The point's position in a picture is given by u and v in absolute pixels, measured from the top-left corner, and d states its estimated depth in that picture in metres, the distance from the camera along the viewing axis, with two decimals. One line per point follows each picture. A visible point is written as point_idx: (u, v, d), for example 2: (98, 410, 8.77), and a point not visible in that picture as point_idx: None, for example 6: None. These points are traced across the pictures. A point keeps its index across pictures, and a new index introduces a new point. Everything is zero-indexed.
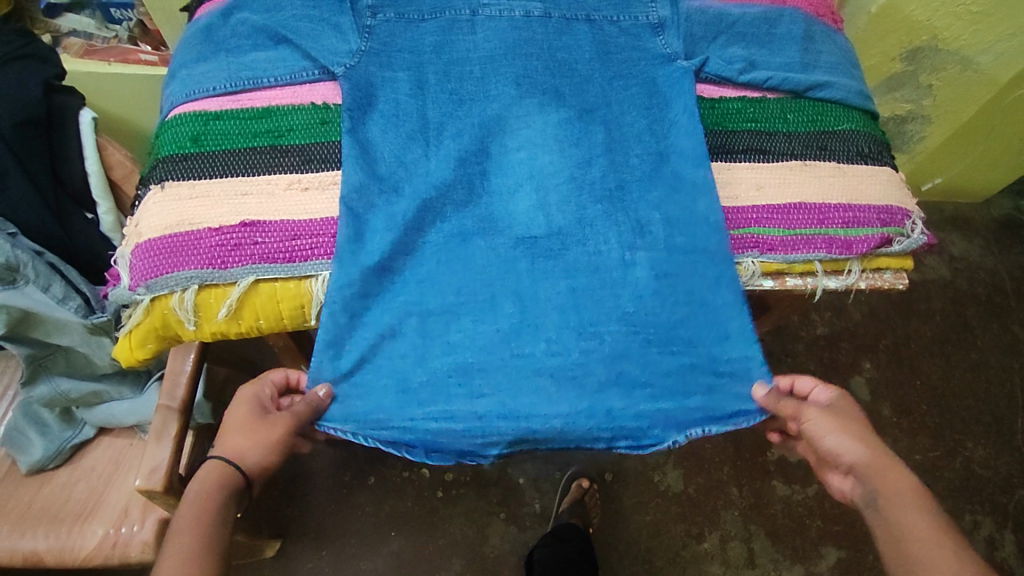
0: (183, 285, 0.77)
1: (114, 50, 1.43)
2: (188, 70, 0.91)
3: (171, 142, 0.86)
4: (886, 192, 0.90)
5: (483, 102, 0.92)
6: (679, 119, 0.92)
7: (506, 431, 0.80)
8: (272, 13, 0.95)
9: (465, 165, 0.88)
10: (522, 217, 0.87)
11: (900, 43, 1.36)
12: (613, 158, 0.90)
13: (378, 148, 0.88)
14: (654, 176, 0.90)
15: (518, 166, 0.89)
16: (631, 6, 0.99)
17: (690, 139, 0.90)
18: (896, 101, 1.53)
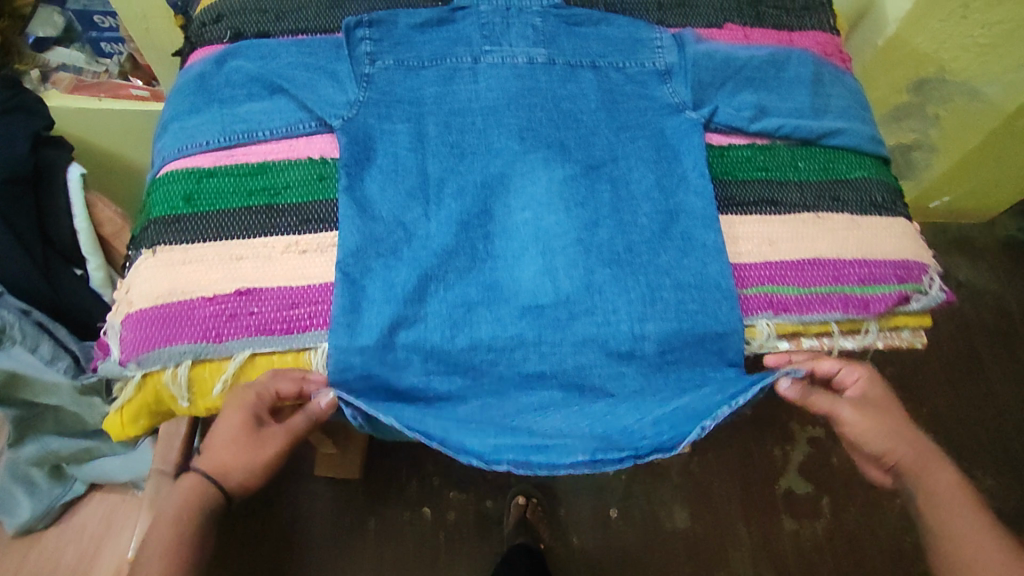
0: (177, 359, 0.74)
1: (105, 86, 1.39)
2: (180, 123, 0.88)
3: (163, 201, 0.83)
4: (902, 246, 0.87)
5: (485, 159, 0.89)
6: (690, 173, 0.90)
7: (530, 445, 0.75)
8: (268, 60, 0.92)
9: (467, 229, 0.85)
10: (527, 286, 0.82)
11: (907, 76, 1.35)
12: (621, 220, 0.86)
13: (376, 210, 0.84)
14: (663, 237, 0.86)
15: (521, 230, 0.86)
16: (637, 52, 0.99)
17: (700, 197, 0.88)
18: (902, 130, 1.52)
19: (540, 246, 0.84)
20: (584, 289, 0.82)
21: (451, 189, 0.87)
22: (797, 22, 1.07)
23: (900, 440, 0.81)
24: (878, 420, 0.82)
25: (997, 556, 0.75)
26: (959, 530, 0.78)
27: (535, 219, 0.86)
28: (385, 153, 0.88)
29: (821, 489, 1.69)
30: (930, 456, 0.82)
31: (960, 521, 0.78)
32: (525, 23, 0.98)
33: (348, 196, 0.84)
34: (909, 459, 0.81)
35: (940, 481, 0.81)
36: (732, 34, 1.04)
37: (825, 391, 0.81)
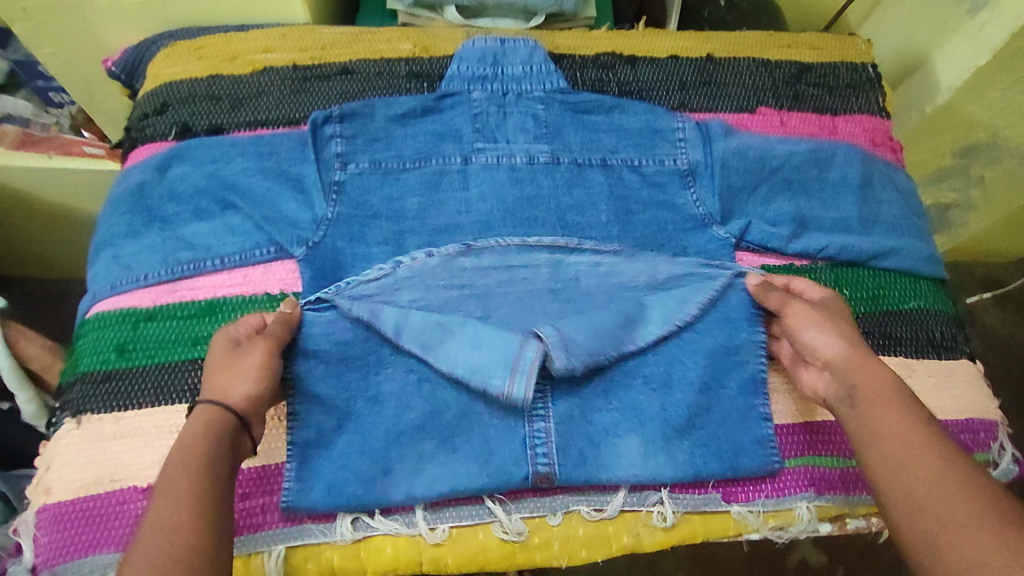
0: (101, 571, 0.62)
1: (54, 143, 1.13)
2: (114, 250, 0.74)
3: (92, 352, 0.70)
4: (965, 400, 0.76)
5: (466, 290, 0.74)
6: (722, 309, 0.75)
7: (483, 406, 0.70)
8: (218, 164, 0.77)
9: (446, 387, 0.70)
10: (516, 460, 0.68)
11: (953, 139, 1.16)
12: (628, 372, 0.72)
13: (341, 371, 0.69)
14: (718, 378, 0.73)
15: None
16: (655, 146, 0.84)
17: (722, 341, 0.74)
18: (940, 190, 1.31)
19: (535, 408, 0.70)
20: (588, 468, 0.69)
21: (422, 344, 0.69)
22: (841, 103, 0.93)
23: (875, 392, 0.62)
24: (863, 388, 0.63)
25: (994, 552, 0.50)
26: (924, 478, 0.56)
27: (532, 379, 0.71)
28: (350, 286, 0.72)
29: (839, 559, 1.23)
30: (898, 404, 0.61)
31: (919, 473, 0.57)
32: (525, 113, 0.83)
33: (294, 351, 0.69)
34: (872, 399, 0.62)
35: (894, 436, 0.59)
36: (767, 120, 0.90)
37: (798, 303, 0.70)
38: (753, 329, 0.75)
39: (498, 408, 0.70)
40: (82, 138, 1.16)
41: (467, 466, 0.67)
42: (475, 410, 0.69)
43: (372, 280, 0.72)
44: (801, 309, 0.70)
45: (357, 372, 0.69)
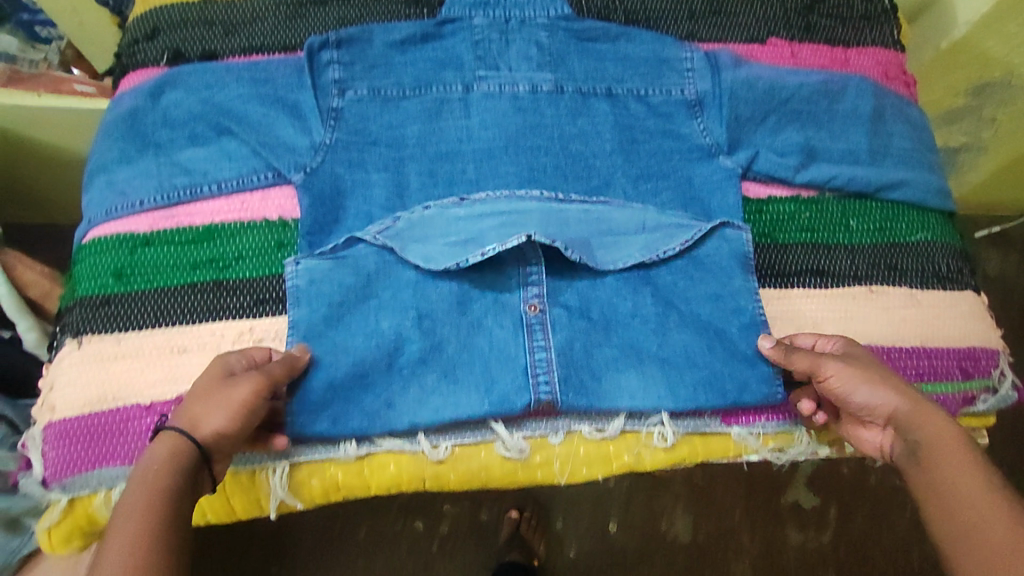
0: (109, 483, 0.63)
1: (42, 79, 1.10)
2: (109, 176, 0.72)
3: (90, 277, 0.70)
4: (967, 328, 0.75)
5: (459, 231, 0.70)
6: (715, 257, 0.74)
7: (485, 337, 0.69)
8: (212, 90, 0.75)
9: (445, 324, 0.69)
10: (518, 389, 0.67)
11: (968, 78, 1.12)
12: (626, 313, 0.71)
13: (340, 304, 0.69)
14: (703, 306, 0.73)
15: (514, 318, 0.70)
16: (662, 76, 0.82)
17: (722, 269, 0.74)
18: (950, 132, 1.26)
19: (536, 338, 0.69)
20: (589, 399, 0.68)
21: (423, 272, 0.70)
22: (854, 35, 0.90)
23: (934, 437, 0.60)
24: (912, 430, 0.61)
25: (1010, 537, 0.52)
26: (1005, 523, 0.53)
27: (534, 310, 0.70)
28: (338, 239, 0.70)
29: (832, 498, 1.28)
30: (960, 441, 0.59)
31: (1002, 512, 0.54)
32: (528, 40, 0.81)
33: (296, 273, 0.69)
34: (927, 440, 0.60)
35: (962, 477, 0.57)
36: (777, 51, 0.88)
37: (835, 363, 0.64)
38: (746, 276, 0.74)
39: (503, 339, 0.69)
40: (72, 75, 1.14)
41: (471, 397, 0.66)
42: (477, 341, 0.69)
43: (366, 234, 0.70)
44: (833, 369, 0.64)
45: (349, 312, 0.68)
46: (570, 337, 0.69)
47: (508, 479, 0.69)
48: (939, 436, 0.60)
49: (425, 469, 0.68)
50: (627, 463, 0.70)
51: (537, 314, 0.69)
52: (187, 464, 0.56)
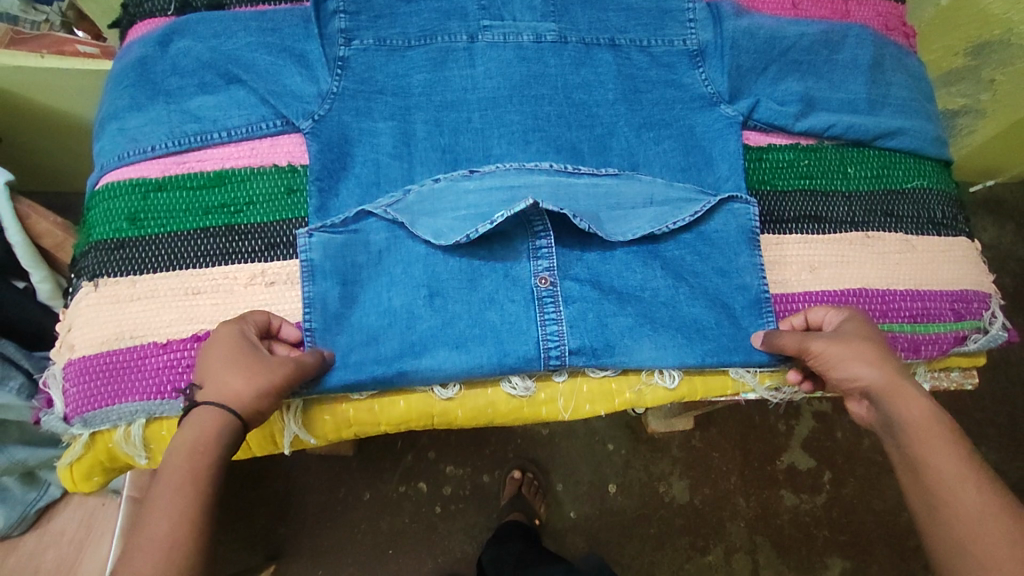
0: (129, 419, 0.64)
1: (45, 40, 1.10)
2: (120, 122, 0.74)
3: (104, 222, 0.71)
4: (960, 272, 0.77)
5: (469, 203, 0.72)
6: (724, 232, 0.75)
7: (495, 307, 0.70)
8: (221, 40, 0.76)
9: (457, 300, 0.70)
10: (530, 359, 0.68)
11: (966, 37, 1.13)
12: (636, 287, 0.72)
13: (352, 272, 0.70)
14: (707, 272, 0.74)
15: (524, 292, 0.71)
16: (665, 26, 0.83)
17: (724, 225, 0.76)
18: (949, 93, 1.27)
19: (547, 311, 0.70)
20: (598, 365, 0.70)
21: (433, 245, 0.71)
22: None
23: (913, 416, 0.59)
24: (893, 410, 0.60)
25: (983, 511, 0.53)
26: (978, 507, 0.53)
27: (544, 283, 0.71)
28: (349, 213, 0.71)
29: (827, 463, 1.31)
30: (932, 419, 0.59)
31: (973, 494, 0.54)
32: None
33: (304, 244, 0.70)
34: (905, 421, 0.59)
35: (941, 459, 0.56)
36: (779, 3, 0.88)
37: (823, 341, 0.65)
38: (751, 252, 0.75)
39: (512, 311, 0.70)
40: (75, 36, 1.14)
41: (484, 364, 0.68)
42: (487, 311, 0.70)
43: (377, 206, 0.71)
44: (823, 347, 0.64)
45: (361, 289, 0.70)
46: (579, 307, 0.70)
47: (514, 415, 0.71)
48: (917, 416, 0.59)
49: (433, 407, 0.70)
50: (628, 400, 0.72)
51: (548, 287, 0.71)
52: (222, 444, 0.56)
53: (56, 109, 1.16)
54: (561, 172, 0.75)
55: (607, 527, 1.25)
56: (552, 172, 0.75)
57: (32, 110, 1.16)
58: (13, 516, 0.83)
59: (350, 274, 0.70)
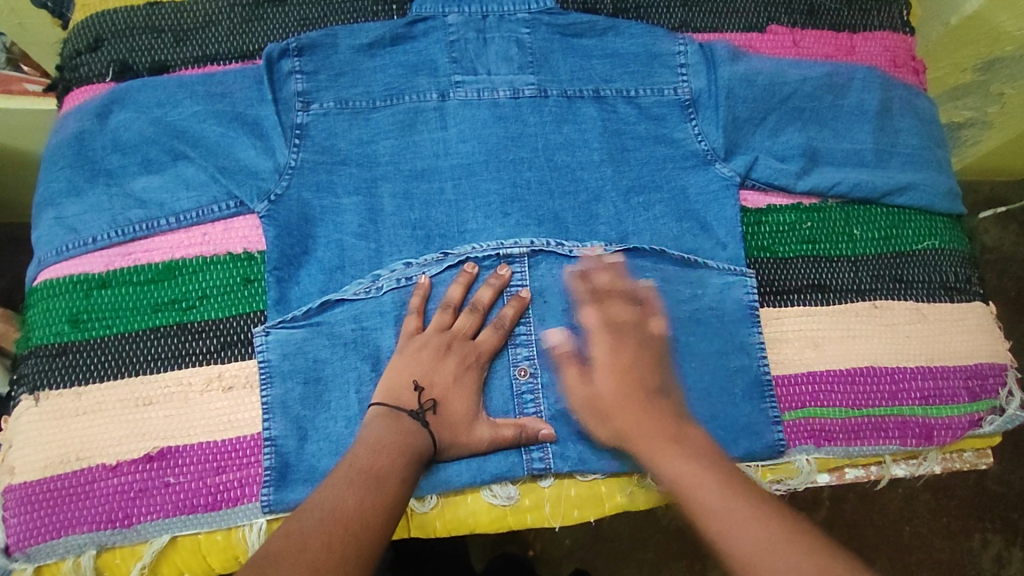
0: (77, 550, 0.60)
1: None
2: (56, 210, 0.66)
3: (45, 324, 0.65)
4: (975, 344, 0.73)
5: (442, 293, 0.68)
6: (719, 306, 0.70)
7: None
8: (164, 109, 0.68)
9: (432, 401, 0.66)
10: (513, 465, 0.65)
11: (976, 53, 0.95)
12: None
13: (320, 372, 0.65)
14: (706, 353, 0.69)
15: (504, 389, 0.67)
16: (654, 74, 0.75)
17: (719, 301, 0.70)
18: (954, 107, 1.09)
19: (527, 406, 0.67)
20: (583, 468, 0.66)
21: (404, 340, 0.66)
22: (860, 18, 0.83)
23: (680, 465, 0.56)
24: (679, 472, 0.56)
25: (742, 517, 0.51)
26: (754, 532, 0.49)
27: (524, 375, 0.67)
28: (312, 304, 0.66)
29: None
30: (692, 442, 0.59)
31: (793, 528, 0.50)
32: (508, 38, 0.73)
33: (262, 343, 0.64)
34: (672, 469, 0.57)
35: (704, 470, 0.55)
36: (779, 40, 0.81)
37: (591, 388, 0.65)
38: (751, 329, 0.70)
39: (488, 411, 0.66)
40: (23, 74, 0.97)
41: (461, 468, 0.64)
42: None
43: (345, 294, 0.66)
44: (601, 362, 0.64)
45: (326, 389, 0.64)
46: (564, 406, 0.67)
47: (498, 524, 0.66)
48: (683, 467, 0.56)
49: (412, 517, 0.65)
50: (620, 504, 0.67)
51: (528, 378, 0.67)
52: None
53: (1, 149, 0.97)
54: (542, 251, 0.69)
55: (599, 554, 1.07)
56: (532, 250, 0.69)
57: None
58: None
59: (314, 372, 0.65)
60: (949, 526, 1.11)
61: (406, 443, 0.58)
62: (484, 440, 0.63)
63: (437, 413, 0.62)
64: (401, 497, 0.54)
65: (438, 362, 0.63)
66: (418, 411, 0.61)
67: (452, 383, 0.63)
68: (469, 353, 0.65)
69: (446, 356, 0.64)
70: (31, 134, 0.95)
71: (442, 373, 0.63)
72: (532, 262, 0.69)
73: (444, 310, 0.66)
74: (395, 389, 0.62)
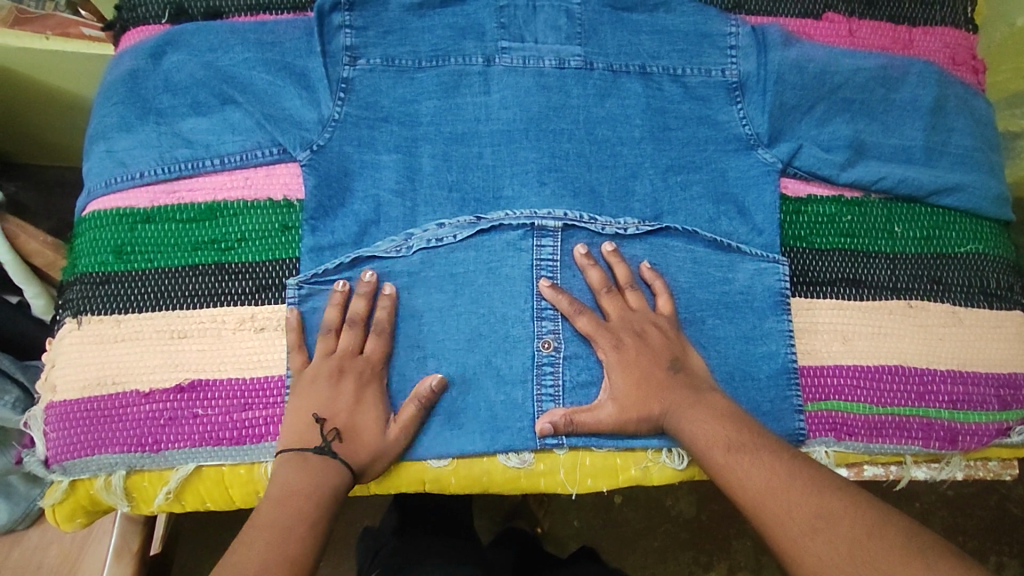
0: (108, 469, 0.63)
1: (50, 19, 0.94)
2: (108, 143, 0.69)
3: (90, 253, 0.68)
4: (1009, 353, 0.72)
5: (480, 272, 0.68)
6: (748, 293, 0.70)
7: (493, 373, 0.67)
8: (216, 53, 0.69)
9: (452, 360, 0.67)
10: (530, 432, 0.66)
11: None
12: None
13: None
14: (730, 339, 0.69)
15: (525, 358, 0.67)
16: (703, 53, 0.74)
17: (748, 287, 0.70)
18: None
19: (546, 378, 0.67)
20: (599, 439, 0.66)
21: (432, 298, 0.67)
22: (921, 11, 0.81)
23: (702, 427, 0.60)
24: (712, 435, 0.60)
25: (770, 479, 0.55)
26: (774, 478, 0.55)
27: (548, 347, 0.67)
28: (344, 257, 0.67)
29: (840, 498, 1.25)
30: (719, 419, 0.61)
31: (806, 498, 0.53)
32: (558, 8, 0.73)
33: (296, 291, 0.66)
34: (696, 442, 0.60)
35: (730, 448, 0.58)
36: (834, 28, 0.79)
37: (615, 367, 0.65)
38: (779, 317, 0.69)
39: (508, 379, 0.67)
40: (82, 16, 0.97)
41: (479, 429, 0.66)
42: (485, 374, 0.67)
43: (377, 249, 0.67)
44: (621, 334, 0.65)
45: None
46: (587, 379, 0.67)
47: (510, 486, 0.67)
48: (705, 426, 0.60)
49: (426, 472, 0.67)
50: (633, 477, 0.68)
51: (551, 352, 0.67)
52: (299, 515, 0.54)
53: (56, 89, 0.99)
54: (574, 224, 0.69)
55: (605, 534, 1.08)
56: (565, 224, 0.69)
57: (31, 92, 1.00)
58: (17, 511, 0.77)
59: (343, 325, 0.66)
60: (965, 542, 1.09)
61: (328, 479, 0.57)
62: None
63: (343, 440, 0.60)
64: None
65: None
66: (322, 443, 0.59)
67: (351, 406, 0.62)
68: (361, 371, 0.64)
69: (342, 377, 0.63)
70: (88, 77, 0.97)
71: (341, 398, 0.62)
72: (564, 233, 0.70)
73: (353, 327, 0.65)
74: (295, 424, 0.61)
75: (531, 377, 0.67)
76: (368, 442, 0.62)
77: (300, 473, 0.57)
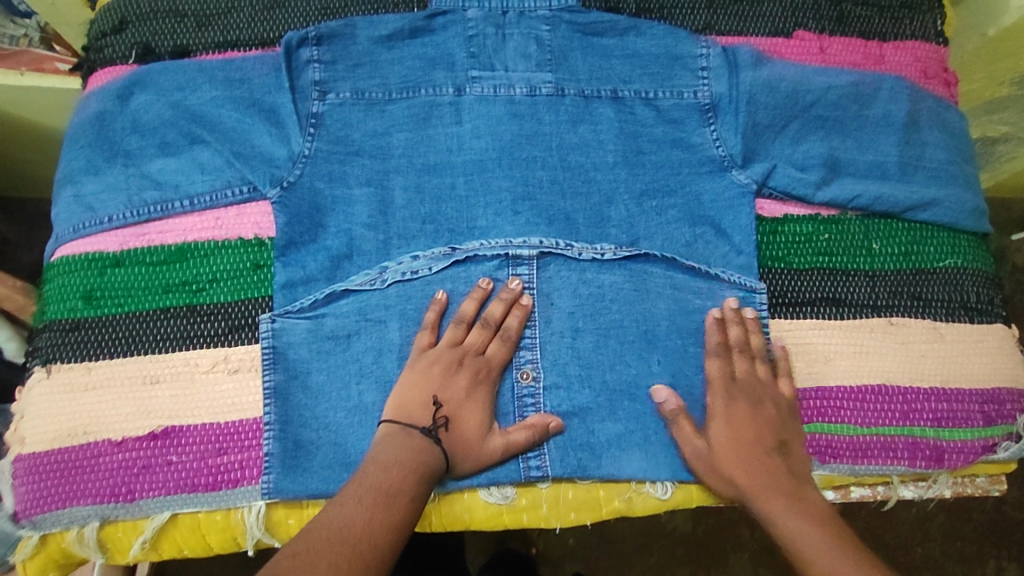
0: (80, 521, 0.62)
1: (23, 57, 0.93)
2: (75, 188, 0.68)
3: (59, 300, 0.67)
4: (992, 367, 0.71)
5: (457, 304, 0.68)
6: None
7: None
8: (184, 93, 0.69)
9: None
10: (511, 468, 0.65)
11: (1014, 66, 0.90)
12: (630, 380, 0.67)
13: (324, 362, 0.65)
14: None
15: (504, 390, 0.66)
16: (674, 76, 0.74)
17: None
18: (988, 121, 1.01)
19: (526, 411, 0.66)
20: (583, 470, 0.66)
21: (408, 333, 0.66)
22: (891, 26, 0.81)
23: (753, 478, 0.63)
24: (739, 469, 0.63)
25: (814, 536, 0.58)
26: (815, 540, 0.57)
27: (526, 378, 0.67)
28: (319, 294, 0.66)
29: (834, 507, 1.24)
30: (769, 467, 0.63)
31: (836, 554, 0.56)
32: (528, 35, 0.73)
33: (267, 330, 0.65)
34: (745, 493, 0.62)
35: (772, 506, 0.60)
36: (805, 46, 0.79)
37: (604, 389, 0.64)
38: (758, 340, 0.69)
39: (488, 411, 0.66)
40: (54, 53, 0.96)
41: None
42: None
43: (350, 285, 0.67)
44: None
45: (326, 379, 0.65)
46: (567, 410, 0.66)
47: (493, 522, 0.66)
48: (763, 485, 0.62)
49: None
50: (617, 508, 0.67)
51: (530, 382, 0.67)
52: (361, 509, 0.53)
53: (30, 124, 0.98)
54: (550, 252, 0.69)
55: (601, 554, 1.07)
56: (541, 251, 0.69)
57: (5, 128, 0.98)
58: None
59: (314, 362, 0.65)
60: (960, 549, 1.08)
61: (416, 460, 0.58)
62: (494, 451, 0.63)
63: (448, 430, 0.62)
64: (410, 516, 0.54)
65: (447, 377, 0.63)
66: (430, 427, 0.61)
67: (464, 399, 0.63)
68: (480, 369, 0.64)
69: (460, 370, 0.63)
70: (60, 113, 0.96)
71: (455, 389, 0.63)
72: (539, 263, 0.69)
73: (460, 325, 0.65)
74: (410, 409, 0.62)
75: (510, 409, 0.66)
76: (461, 428, 0.62)
77: (400, 453, 0.57)
